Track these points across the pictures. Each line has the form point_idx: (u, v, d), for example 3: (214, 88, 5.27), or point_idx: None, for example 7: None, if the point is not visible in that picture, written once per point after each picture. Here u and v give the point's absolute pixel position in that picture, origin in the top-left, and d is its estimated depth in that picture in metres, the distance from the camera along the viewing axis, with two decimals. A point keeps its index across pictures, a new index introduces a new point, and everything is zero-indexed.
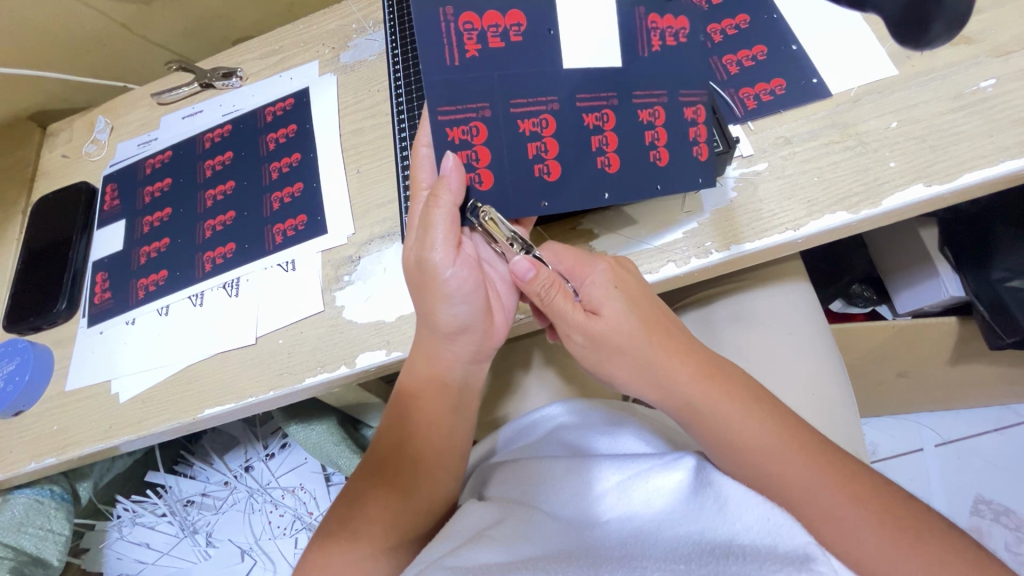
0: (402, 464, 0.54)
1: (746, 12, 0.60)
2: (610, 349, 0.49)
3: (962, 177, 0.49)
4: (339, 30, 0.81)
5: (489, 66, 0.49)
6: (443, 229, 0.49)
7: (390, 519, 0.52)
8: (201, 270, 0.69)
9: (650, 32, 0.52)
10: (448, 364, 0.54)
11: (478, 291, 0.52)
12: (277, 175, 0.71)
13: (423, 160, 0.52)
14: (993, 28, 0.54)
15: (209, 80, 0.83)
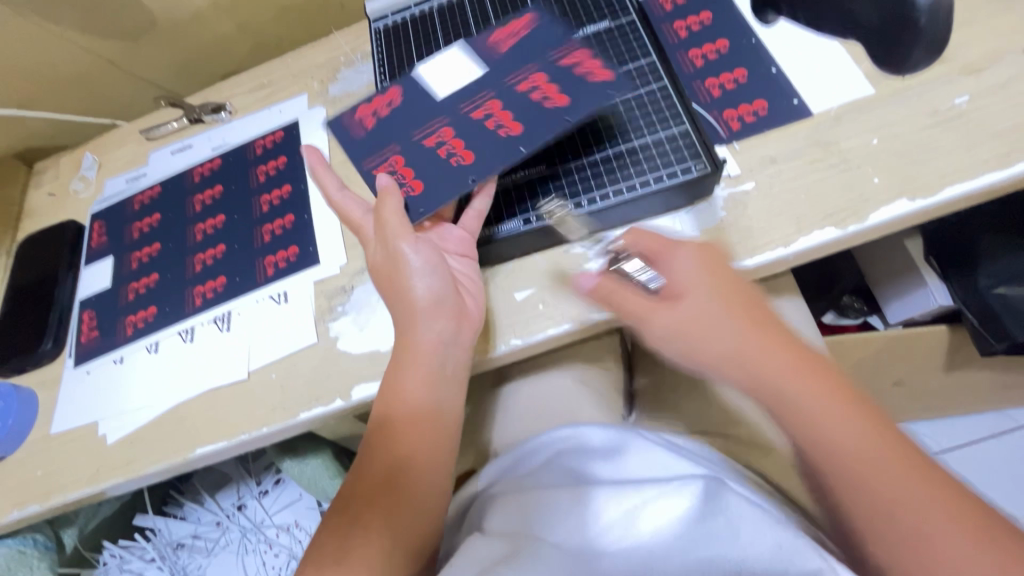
0: (387, 491, 0.48)
1: (727, 37, 0.62)
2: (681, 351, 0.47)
3: (943, 191, 0.50)
4: (327, 63, 0.82)
5: (394, 121, 0.62)
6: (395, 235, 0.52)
7: (377, 562, 0.44)
8: (191, 305, 0.68)
9: (494, 43, 0.62)
10: (424, 371, 0.51)
11: (446, 283, 0.53)
12: (267, 208, 0.71)
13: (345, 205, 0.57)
14: (964, 47, 0.55)
15: (198, 114, 0.83)
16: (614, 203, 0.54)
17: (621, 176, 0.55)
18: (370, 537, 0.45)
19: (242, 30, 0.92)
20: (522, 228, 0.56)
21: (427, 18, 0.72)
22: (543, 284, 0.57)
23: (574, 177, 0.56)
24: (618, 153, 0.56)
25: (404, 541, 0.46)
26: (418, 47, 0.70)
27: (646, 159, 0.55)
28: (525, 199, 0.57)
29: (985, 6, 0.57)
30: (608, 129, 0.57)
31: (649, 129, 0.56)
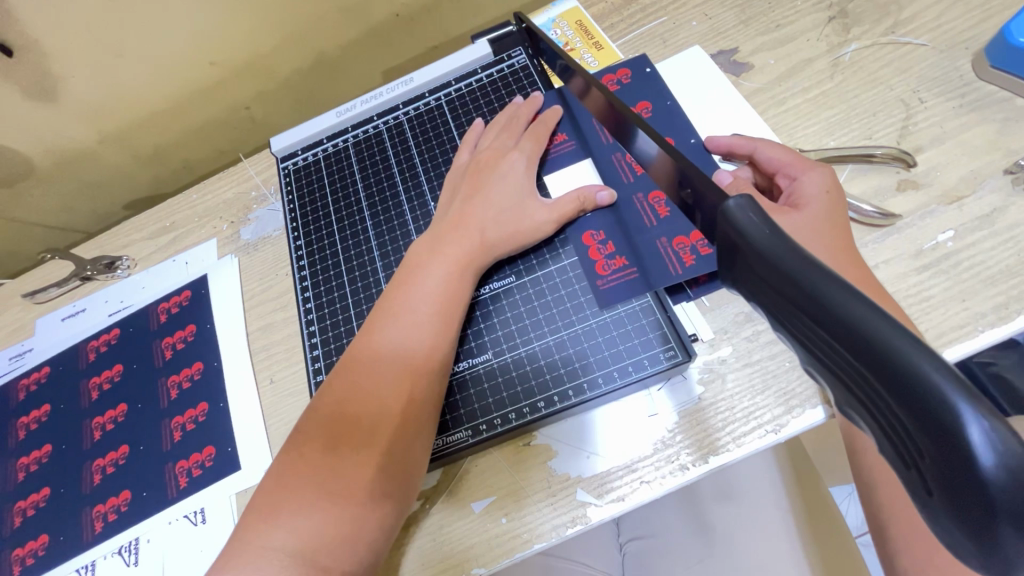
0: (371, 356, 0.45)
1: (672, 135, 0.56)
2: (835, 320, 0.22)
3: (944, 354, 0.44)
4: (237, 199, 0.72)
5: (659, 231, 0.51)
6: (496, 207, 0.52)
7: (296, 547, 0.39)
8: (90, 532, 0.56)
9: (562, 148, 0.57)
10: (431, 299, 0.47)
11: (426, 314, 0.47)
12: (176, 393, 0.61)
13: (514, 169, 0.54)
14: (938, 170, 0.50)
15: (90, 272, 0.72)
16: (575, 403, 0.47)
17: (579, 365, 0.48)
18: (285, 520, 0.40)
19: (138, 159, 0.81)
20: (470, 438, 0.48)
21: (342, 153, 0.65)
22: (502, 492, 0.48)
23: (526, 369, 0.50)
24: (573, 337, 0.49)
25: (345, 492, 0.40)
26: (334, 189, 0.63)
27: (606, 343, 0.49)
28: (472, 400, 0.49)
29: (954, 119, 0.52)
30: (559, 307, 0.51)
31: (606, 307, 0.50)
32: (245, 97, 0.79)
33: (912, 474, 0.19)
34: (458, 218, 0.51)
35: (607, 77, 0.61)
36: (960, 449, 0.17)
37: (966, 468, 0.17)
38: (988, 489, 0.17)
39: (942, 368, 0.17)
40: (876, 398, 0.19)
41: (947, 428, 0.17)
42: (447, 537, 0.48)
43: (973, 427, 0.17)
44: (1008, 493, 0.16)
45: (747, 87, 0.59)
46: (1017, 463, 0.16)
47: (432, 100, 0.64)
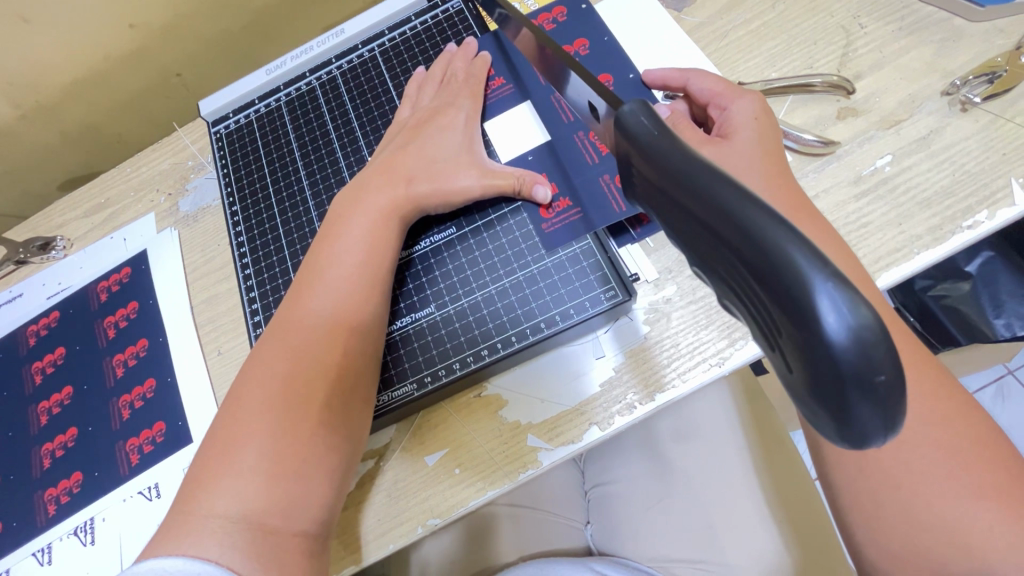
0: (300, 322, 0.45)
1: (609, 71, 0.54)
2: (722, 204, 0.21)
3: (878, 280, 0.44)
4: (173, 170, 0.69)
5: (601, 168, 0.50)
6: (427, 157, 0.50)
7: (243, 511, 0.39)
8: (43, 516, 0.55)
9: (498, 91, 0.55)
10: (356, 258, 0.47)
11: (353, 271, 0.47)
12: (122, 372, 0.59)
13: (447, 119, 0.52)
14: (878, 95, 0.50)
15: (23, 256, 0.68)
16: (519, 348, 0.47)
17: (521, 312, 0.48)
18: (227, 486, 0.40)
19: (66, 134, 0.76)
20: (416, 391, 0.48)
21: (275, 113, 0.62)
22: (454, 444, 0.48)
23: (469, 320, 0.49)
24: (515, 284, 0.49)
25: (284, 452, 0.41)
26: (269, 151, 0.60)
27: (548, 288, 0.48)
28: (416, 354, 0.49)
29: (894, 43, 0.51)
30: (500, 256, 0.50)
31: (547, 252, 0.49)
32: (174, 61, 0.75)
33: (776, 353, 0.20)
34: (379, 177, 0.50)
35: (543, 16, 0.58)
36: (811, 322, 0.17)
37: (818, 339, 0.17)
38: (835, 360, 0.17)
39: (794, 242, 0.18)
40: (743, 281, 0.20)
41: (803, 302, 0.17)
42: (403, 492, 0.48)
43: (822, 295, 0.17)
44: (853, 356, 0.17)
45: (689, 22, 0.57)
46: (858, 328, 0.17)
47: (365, 51, 0.61)
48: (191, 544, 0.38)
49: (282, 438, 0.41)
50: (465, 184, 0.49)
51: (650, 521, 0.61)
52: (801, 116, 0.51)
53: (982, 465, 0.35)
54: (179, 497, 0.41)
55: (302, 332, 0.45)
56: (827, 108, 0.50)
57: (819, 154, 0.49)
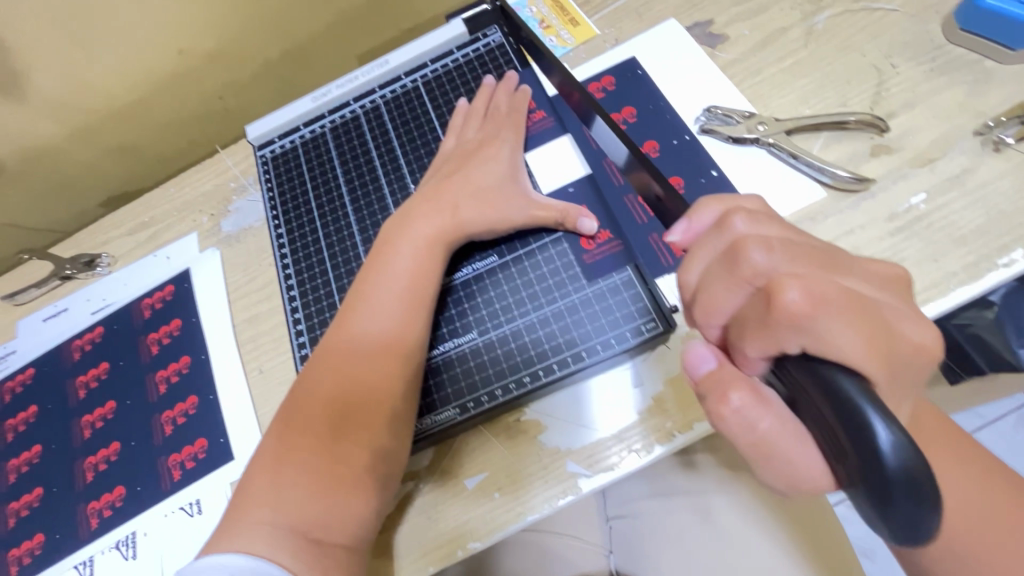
0: (349, 345, 0.47)
1: (655, 136, 0.57)
2: (793, 339, 0.29)
3: None
4: (216, 191, 0.71)
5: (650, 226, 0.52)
6: (470, 187, 0.52)
7: (291, 524, 0.40)
8: (86, 529, 0.57)
9: (542, 128, 0.57)
10: (402, 281, 0.49)
11: (402, 296, 0.48)
12: (165, 388, 0.61)
13: (493, 153, 0.54)
14: (911, 134, 0.51)
15: (68, 272, 0.71)
16: (560, 376, 0.48)
17: (562, 340, 0.49)
18: (279, 497, 0.41)
19: (112, 154, 0.79)
20: (458, 416, 0.49)
21: (319, 140, 0.64)
22: (495, 467, 0.49)
23: (510, 346, 0.50)
24: (556, 312, 0.50)
25: (333, 468, 0.42)
26: (313, 176, 0.62)
27: (589, 318, 0.49)
28: (458, 380, 0.50)
29: (925, 83, 0.53)
30: (541, 284, 0.51)
31: (588, 282, 0.50)
32: (218, 86, 0.78)
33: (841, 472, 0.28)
34: (426, 204, 0.52)
35: (592, 85, 0.60)
36: (870, 442, 0.25)
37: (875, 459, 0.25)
38: (883, 466, 0.25)
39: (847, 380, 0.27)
40: (810, 401, 0.28)
41: (862, 431, 0.26)
42: (442, 514, 0.48)
43: (875, 420, 0.25)
44: (899, 476, 0.25)
45: (723, 59, 0.59)
46: (899, 450, 0.25)
47: (408, 82, 0.63)
48: (242, 544, 0.39)
49: (333, 454, 0.43)
50: (509, 214, 0.51)
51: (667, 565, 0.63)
52: (835, 154, 0.52)
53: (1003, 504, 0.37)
54: (229, 508, 0.42)
55: (352, 356, 0.46)
56: (861, 145, 0.52)
57: (854, 190, 0.50)
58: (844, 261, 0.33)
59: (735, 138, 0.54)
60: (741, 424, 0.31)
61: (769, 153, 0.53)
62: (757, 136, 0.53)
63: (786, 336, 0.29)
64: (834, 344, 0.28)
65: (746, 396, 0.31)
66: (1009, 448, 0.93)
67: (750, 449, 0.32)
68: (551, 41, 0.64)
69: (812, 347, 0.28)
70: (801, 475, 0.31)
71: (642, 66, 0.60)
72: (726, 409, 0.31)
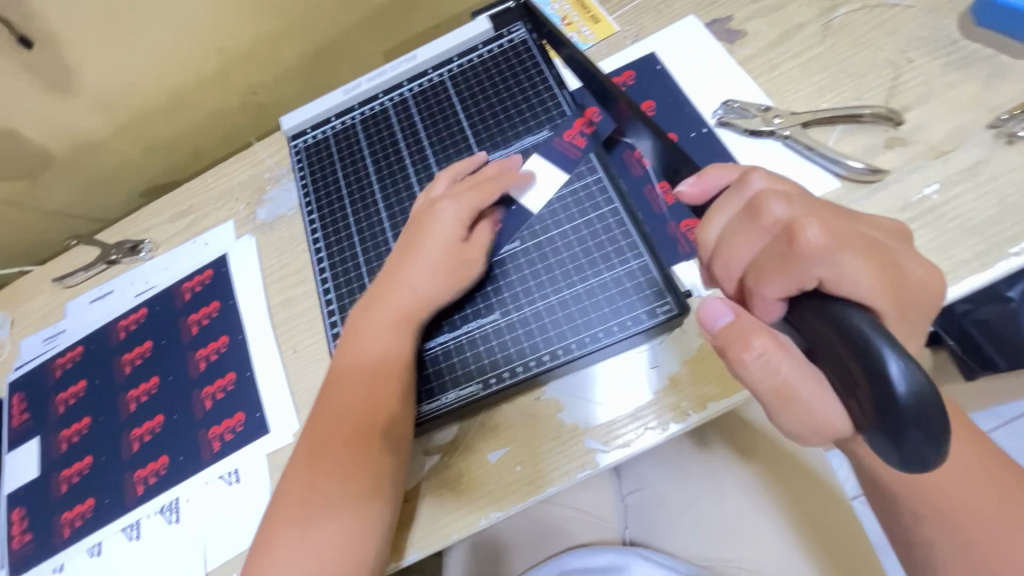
0: (348, 394, 0.50)
1: (674, 129, 0.59)
2: (812, 274, 0.32)
3: None
4: (251, 181, 0.75)
5: (669, 215, 0.55)
6: (430, 251, 0.52)
7: (307, 560, 0.45)
8: (132, 495, 0.61)
9: (565, 121, 0.60)
10: (375, 344, 0.51)
11: (384, 355, 0.51)
12: (204, 366, 0.65)
13: (441, 209, 0.54)
14: (925, 127, 0.52)
15: (114, 256, 0.75)
16: (578, 354, 0.51)
17: (581, 322, 0.52)
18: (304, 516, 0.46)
19: (154, 146, 0.83)
20: (482, 390, 0.52)
21: (350, 131, 0.67)
22: (517, 441, 0.51)
23: (531, 327, 0.53)
24: (574, 295, 0.53)
25: (345, 508, 0.46)
26: (344, 165, 0.65)
27: (607, 301, 0.52)
28: (480, 357, 0.53)
29: (941, 77, 0.54)
30: (560, 268, 0.54)
31: (605, 266, 0.53)
32: (253, 81, 0.82)
33: (853, 400, 0.30)
34: (396, 265, 0.54)
35: (613, 80, 0.63)
36: (886, 376, 0.27)
37: (890, 393, 0.27)
38: (898, 402, 0.27)
39: (859, 316, 0.29)
40: (831, 345, 0.31)
41: (877, 366, 0.28)
42: (467, 484, 0.51)
43: (892, 361, 0.27)
44: (910, 403, 0.27)
45: (741, 54, 0.60)
46: (914, 382, 0.27)
47: (435, 76, 0.66)
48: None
49: (342, 501, 0.47)
50: (473, 263, 0.53)
51: (683, 541, 0.64)
52: (850, 146, 0.54)
53: (1000, 478, 0.39)
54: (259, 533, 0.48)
55: (348, 407, 0.50)
56: (876, 136, 0.53)
57: (869, 180, 0.51)
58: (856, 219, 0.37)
59: (752, 131, 0.56)
60: (764, 370, 0.31)
61: (785, 145, 0.55)
62: (774, 128, 0.55)
63: (807, 272, 0.32)
64: (843, 273, 0.31)
65: (768, 341, 0.32)
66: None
67: (766, 391, 0.32)
68: (573, 37, 0.66)
69: (827, 280, 0.32)
70: (823, 422, 0.32)
71: (662, 60, 0.62)
72: (750, 353, 0.31)
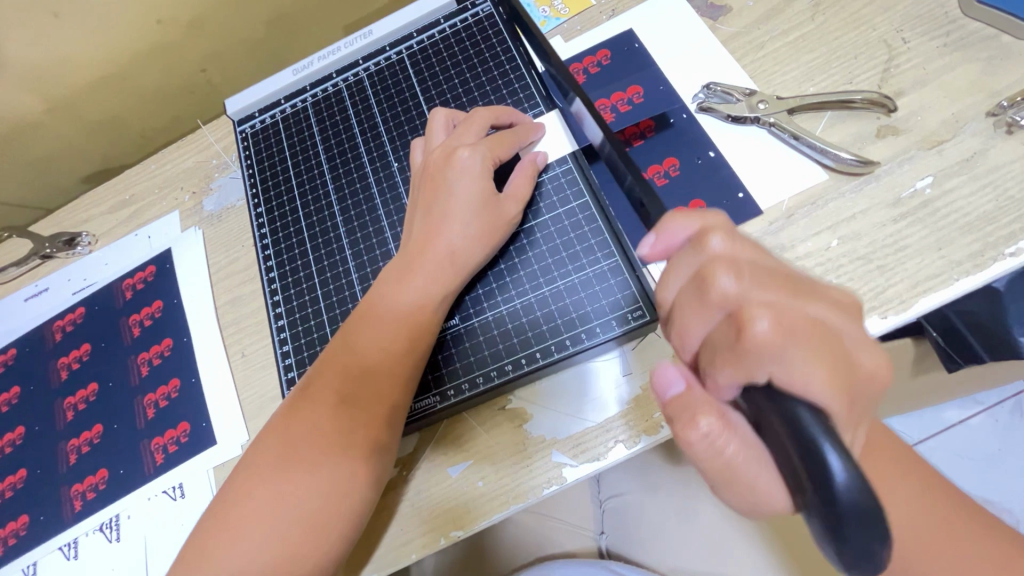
0: (342, 386, 0.44)
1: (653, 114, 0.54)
2: (761, 368, 0.27)
3: None
4: (197, 168, 0.69)
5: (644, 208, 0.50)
6: (461, 211, 0.47)
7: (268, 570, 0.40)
8: (70, 511, 0.56)
9: (535, 105, 0.54)
10: (396, 324, 0.45)
11: (398, 342, 0.45)
12: (147, 371, 0.60)
13: (462, 163, 0.47)
14: (920, 114, 0.48)
15: (49, 251, 0.69)
16: (544, 364, 0.47)
17: (546, 328, 0.48)
18: (243, 536, 0.41)
19: (92, 129, 0.76)
20: (438, 404, 0.48)
21: (300, 114, 0.62)
22: (479, 456, 0.48)
23: (493, 334, 0.49)
24: (540, 300, 0.48)
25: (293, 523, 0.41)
26: (294, 152, 0.60)
27: (575, 305, 0.47)
28: (439, 366, 0.49)
29: (937, 60, 0.50)
30: (526, 269, 0.49)
31: (574, 268, 0.48)
32: (200, 57, 0.75)
33: (796, 495, 0.26)
34: (421, 230, 0.48)
35: (587, 59, 0.58)
36: (826, 474, 0.23)
37: (831, 489, 0.23)
38: (838, 500, 0.23)
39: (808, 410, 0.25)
40: (774, 434, 0.26)
41: (818, 460, 0.24)
42: (425, 502, 0.48)
43: (828, 451, 0.24)
44: (852, 506, 0.23)
45: (725, 32, 0.55)
46: (852, 478, 0.23)
47: (393, 54, 0.61)
48: None
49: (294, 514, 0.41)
50: (509, 219, 0.48)
51: (659, 553, 0.63)
52: (839, 134, 0.50)
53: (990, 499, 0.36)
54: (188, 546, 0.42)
55: (344, 399, 0.44)
56: (867, 124, 0.49)
57: (857, 173, 0.48)
58: (811, 289, 0.30)
59: (734, 117, 0.51)
60: (708, 451, 0.28)
61: (769, 133, 0.51)
62: (758, 115, 0.51)
63: (755, 364, 0.27)
64: (793, 378, 0.26)
65: (716, 422, 0.28)
66: (1004, 436, 0.92)
67: (711, 472, 0.29)
68: (544, 12, 0.61)
69: (779, 377, 0.26)
70: (761, 502, 0.28)
71: (639, 38, 0.57)
72: (696, 434, 0.28)
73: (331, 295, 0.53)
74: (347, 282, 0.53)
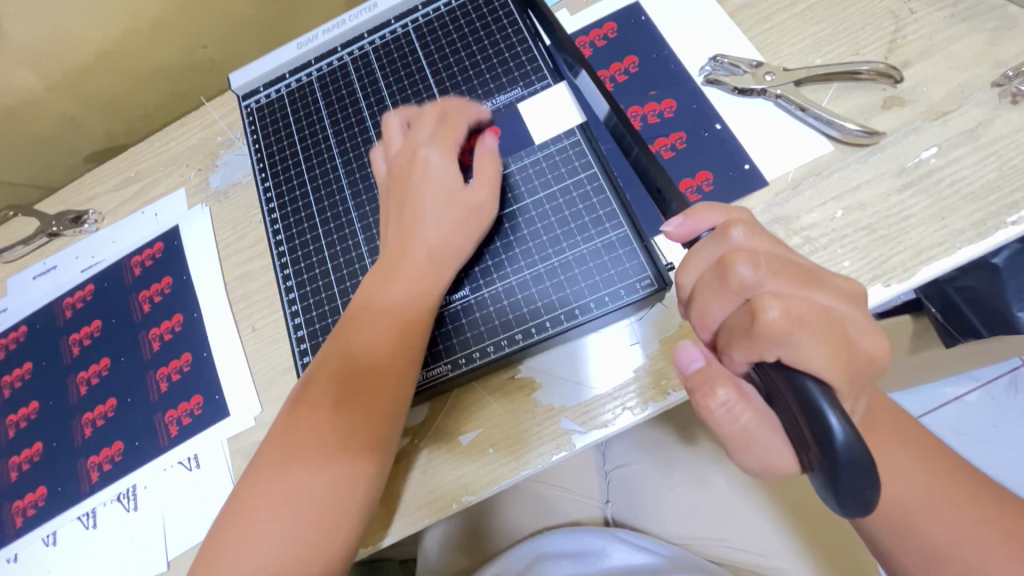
0: (331, 389, 0.45)
1: (660, 88, 0.54)
2: (771, 350, 0.30)
3: None
4: (202, 145, 0.69)
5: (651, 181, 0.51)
6: (443, 197, 0.48)
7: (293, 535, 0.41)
8: (87, 482, 0.57)
9: (542, 78, 0.54)
10: (385, 322, 0.46)
11: (390, 335, 0.45)
12: (159, 346, 0.61)
13: (457, 146, 0.48)
14: (926, 85, 0.49)
15: (55, 229, 0.69)
16: (551, 334, 0.48)
17: (555, 298, 0.48)
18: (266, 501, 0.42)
19: (94, 107, 0.76)
20: (450, 372, 0.49)
21: (305, 89, 0.61)
22: (490, 424, 0.49)
23: (502, 304, 0.49)
24: (549, 271, 0.49)
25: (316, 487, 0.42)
26: (301, 127, 0.60)
27: (583, 275, 0.48)
28: (450, 335, 0.50)
29: (944, 31, 0.50)
30: (535, 241, 0.50)
31: (582, 239, 0.49)
32: (204, 35, 0.76)
33: (804, 457, 0.29)
34: (419, 213, 0.49)
35: (593, 32, 0.57)
36: (826, 430, 0.27)
37: (832, 443, 0.27)
38: (838, 451, 0.27)
39: (816, 387, 0.28)
40: (789, 407, 0.29)
41: (819, 420, 0.27)
42: (437, 469, 0.49)
43: (828, 410, 0.27)
44: (850, 457, 0.26)
45: (732, 4, 0.55)
46: (849, 433, 0.27)
47: (398, 27, 0.60)
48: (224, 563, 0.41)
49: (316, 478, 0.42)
50: None
51: (664, 522, 0.65)
52: (845, 106, 0.50)
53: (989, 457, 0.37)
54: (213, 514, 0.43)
55: (339, 400, 0.44)
56: (873, 95, 0.49)
57: (863, 145, 0.48)
58: (822, 274, 0.33)
59: (741, 89, 0.51)
60: (727, 418, 0.31)
61: (775, 106, 0.51)
62: (764, 87, 0.51)
63: (766, 347, 0.30)
64: (802, 362, 0.29)
65: (732, 391, 0.31)
66: (998, 409, 0.93)
67: (731, 440, 0.32)
68: None
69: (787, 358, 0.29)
70: (772, 462, 0.32)
71: (646, 11, 0.57)
72: (714, 403, 0.31)
73: (341, 268, 0.53)
74: (356, 255, 0.53)
